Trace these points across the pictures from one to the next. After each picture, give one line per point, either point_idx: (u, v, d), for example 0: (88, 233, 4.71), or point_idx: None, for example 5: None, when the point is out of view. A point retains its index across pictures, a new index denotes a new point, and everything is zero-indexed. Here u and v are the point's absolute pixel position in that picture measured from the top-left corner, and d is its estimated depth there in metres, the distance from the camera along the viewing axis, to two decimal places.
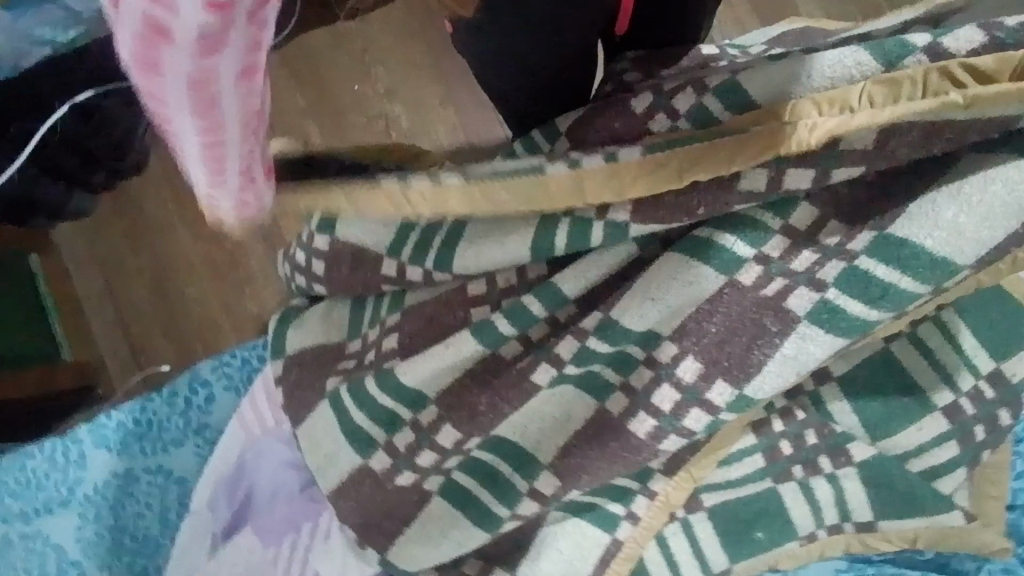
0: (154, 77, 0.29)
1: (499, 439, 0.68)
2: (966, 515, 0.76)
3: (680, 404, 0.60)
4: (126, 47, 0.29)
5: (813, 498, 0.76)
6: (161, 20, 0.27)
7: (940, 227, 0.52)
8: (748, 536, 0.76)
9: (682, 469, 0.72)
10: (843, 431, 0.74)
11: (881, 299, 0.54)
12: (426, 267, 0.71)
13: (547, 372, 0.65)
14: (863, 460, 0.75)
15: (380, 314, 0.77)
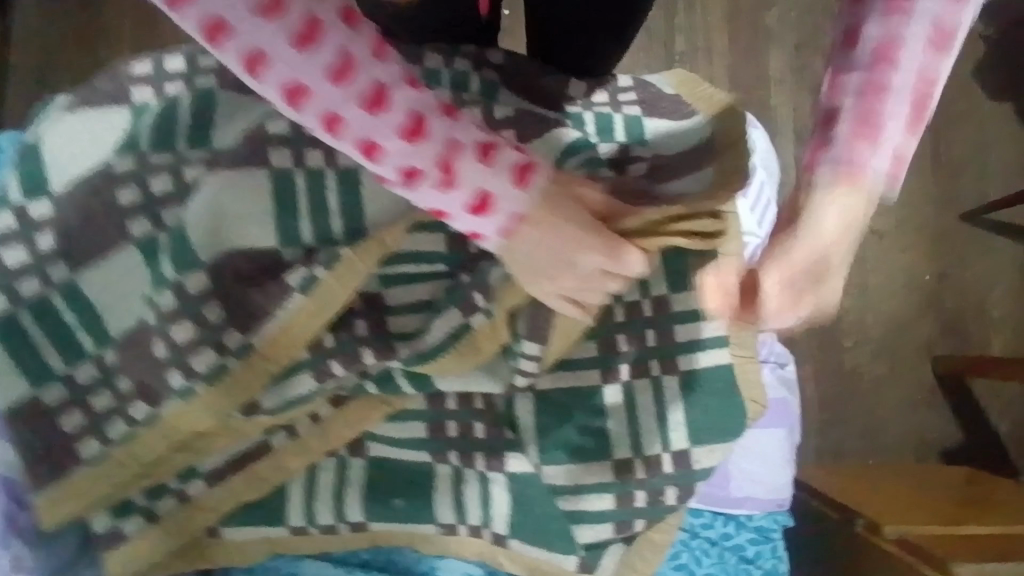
0: (380, 157, 0.39)
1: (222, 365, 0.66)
2: (584, 564, 0.76)
3: (365, 337, 0.70)
4: (352, 114, 0.38)
5: (460, 492, 0.76)
6: (304, 81, 0.36)
7: (664, 397, 0.77)
8: (386, 501, 0.77)
9: (353, 399, 0.76)
10: (511, 438, 0.76)
11: (563, 405, 0.77)
12: (206, 117, 0.71)
13: (308, 383, 0.70)
14: (514, 472, 0.75)
15: (168, 141, 0.70)
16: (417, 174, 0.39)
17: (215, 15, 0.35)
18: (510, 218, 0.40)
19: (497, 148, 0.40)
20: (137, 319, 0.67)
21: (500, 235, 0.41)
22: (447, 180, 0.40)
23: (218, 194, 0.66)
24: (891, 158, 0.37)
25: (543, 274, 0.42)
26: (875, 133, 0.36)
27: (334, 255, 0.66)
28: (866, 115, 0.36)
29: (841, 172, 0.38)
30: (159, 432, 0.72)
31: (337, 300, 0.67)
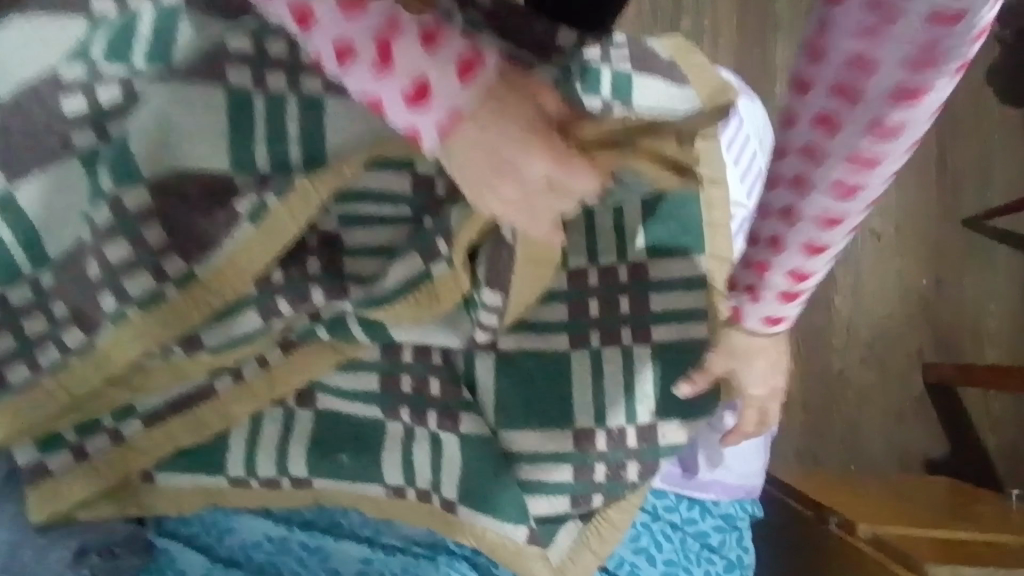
0: (316, 31, 0.37)
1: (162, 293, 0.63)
2: (533, 538, 0.71)
3: (315, 277, 0.66)
4: None
5: (409, 452, 0.72)
6: None
7: (633, 366, 0.72)
8: (332, 456, 0.73)
9: (303, 347, 0.71)
10: (467, 398, 0.72)
11: (526, 367, 0.73)
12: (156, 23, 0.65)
13: (253, 321, 0.66)
14: (467, 433, 0.72)
15: (116, 47, 0.64)
16: (353, 54, 0.37)
17: None
18: (444, 112, 0.36)
19: (443, 36, 0.36)
20: (74, 238, 0.63)
21: (436, 134, 0.36)
22: (383, 63, 0.36)
23: (168, 104, 0.62)
24: (817, 218, 0.49)
25: (482, 184, 0.37)
26: (798, 219, 0.50)
27: (287, 182, 0.63)
28: (810, 151, 0.47)
29: (784, 206, 0.50)
30: (92, 363, 0.66)
31: (288, 232, 0.64)
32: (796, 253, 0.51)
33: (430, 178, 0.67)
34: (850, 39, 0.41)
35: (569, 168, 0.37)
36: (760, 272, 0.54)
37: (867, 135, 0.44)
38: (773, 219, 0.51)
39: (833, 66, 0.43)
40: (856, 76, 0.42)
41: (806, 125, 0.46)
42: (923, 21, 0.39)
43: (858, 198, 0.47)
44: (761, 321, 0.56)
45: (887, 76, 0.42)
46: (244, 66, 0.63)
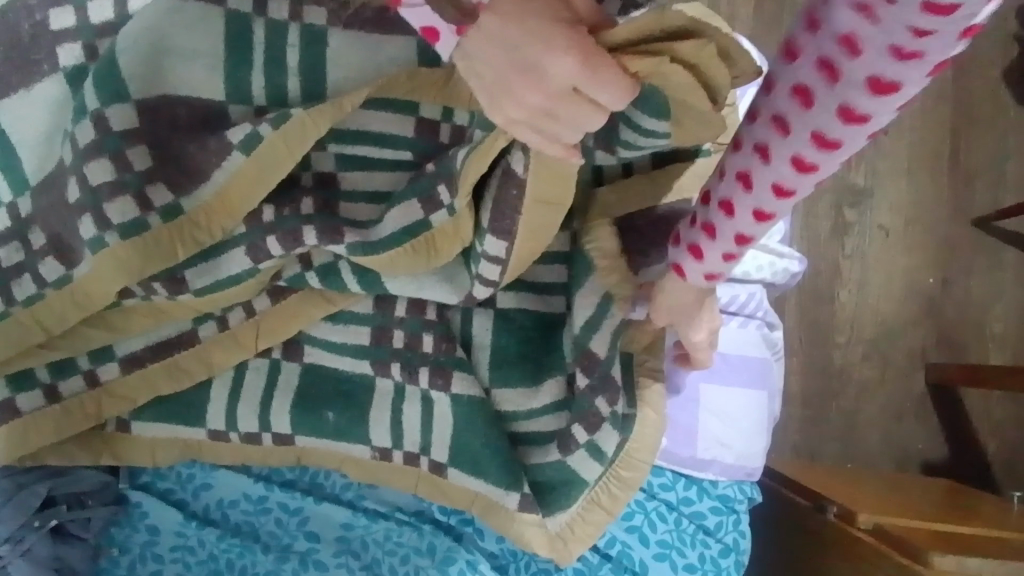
0: None
1: (144, 223, 0.59)
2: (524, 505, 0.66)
3: (309, 216, 0.62)
4: None
5: (398, 411, 0.69)
6: None
7: None
8: (317, 412, 0.69)
9: (293, 293, 0.68)
10: (458, 357, 0.69)
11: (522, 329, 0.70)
12: None
13: (242, 262, 0.63)
14: (458, 393, 0.68)
15: None
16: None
17: None
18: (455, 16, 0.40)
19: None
20: (57, 159, 0.60)
21: (454, 33, 0.41)
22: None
23: (162, 23, 0.58)
24: (770, 186, 0.44)
25: (505, 90, 0.39)
26: (787, 132, 0.41)
27: (284, 112, 0.59)
28: (797, 94, 0.39)
29: (740, 172, 0.45)
30: (67, 295, 0.62)
31: (280, 165, 0.60)
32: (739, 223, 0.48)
33: (434, 123, 0.65)
34: (848, 10, 0.34)
35: (598, 77, 0.38)
36: (707, 226, 0.51)
37: (834, 118, 0.38)
38: (729, 181, 0.47)
39: (826, 33, 0.36)
40: (843, 53, 0.36)
41: (785, 92, 0.40)
42: (915, 13, 0.32)
43: (834, 153, 0.40)
44: (701, 277, 0.55)
45: (870, 62, 0.35)
46: None
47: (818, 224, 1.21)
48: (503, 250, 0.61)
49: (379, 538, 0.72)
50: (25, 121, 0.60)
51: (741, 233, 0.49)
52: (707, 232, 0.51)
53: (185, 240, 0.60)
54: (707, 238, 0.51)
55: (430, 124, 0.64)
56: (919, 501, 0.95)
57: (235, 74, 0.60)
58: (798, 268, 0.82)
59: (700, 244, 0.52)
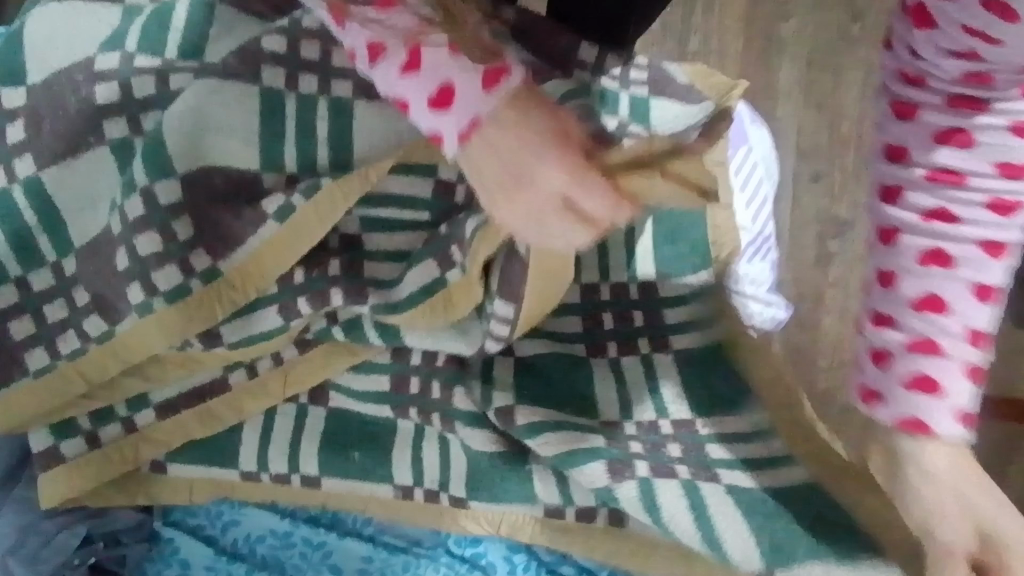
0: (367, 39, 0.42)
1: (187, 289, 0.63)
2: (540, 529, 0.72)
3: (338, 279, 0.67)
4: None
5: (418, 454, 0.74)
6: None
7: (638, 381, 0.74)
8: (344, 453, 0.74)
9: (319, 344, 0.73)
10: (468, 408, 0.73)
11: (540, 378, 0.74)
12: (195, 26, 0.66)
13: (273, 319, 0.67)
14: (466, 440, 0.73)
15: (156, 46, 0.65)
16: (384, 53, 0.41)
17: None
18: (468, 115, 0.39)
19: (475, 46, 0.41)
20: (103, 226, 0.64)
21: (456, 138, 0.40)
22: (411, 64, 0.41)
23: (202, 101, 0.62)
24: (983, 244, 0.52)
25: (506, 197, 0.41)
26: (965, 181, 0.51)
27: (315, 183, 0.64)
28: (947, 169, 0.51)
29: (936, 254, 0.53)
30: (112, 352, 0.67)
31: (312, 233, 0.65)
32: (963, 329, 0.53)
33: (451, 187, 0.69)
34: (951, 61, 0.50)
35: (586, 183, 0.39)
36: (918, 335, 0.54)
37: (1004, 141, 0.50)
38: (924, 271, 0.53)
39: (936, 89, 0.51)
40: (972, 85, 0.51)
41: (923, 186, 0.52)
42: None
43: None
44: (957, 413, 0.54)
45: (998, 88, 0.50)
46: (278, 68, 0.64)
47: (802, 254, 1.28)
48: (511, 309, 0.66)
49: (399, 569, 0.75)
50: (71, 190, 0.64)
51: (970, 352, 0.53)
52: (925, 391, 0.54)
53: (223, 302, 0.65)
54: (927, 402, 0.54)
55: (446, 188, 0.69)
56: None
57: (268, 147, 0.64)
58: (782, 313, 0.88)
59: (897, 357, 0.54)
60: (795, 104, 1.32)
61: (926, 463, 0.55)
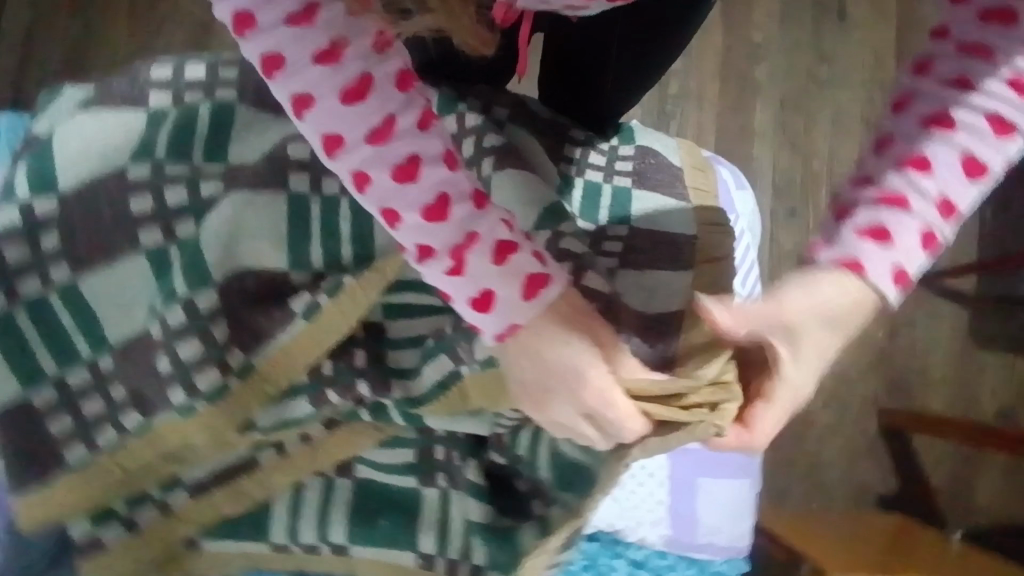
0: (413, 238, 0.47)
1: (225, 390, 0.68)
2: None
3: (365, 367, 0.71)
4: (402, 198, 0.45)
5: (441, 525, 0.78)
6: (369, 164, 0.45)
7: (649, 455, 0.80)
8: (371, 522, 0.78)
9: (345, 425, 0.76)
10: (473, 482, 0.78)
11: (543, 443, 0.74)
12: (223, 132, 0.70)
13: (303, 409, 0.70)
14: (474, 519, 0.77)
15: (188, 150, 0.69)
16: (431, 253, 0.46)
17: (307, 95, 0.44)
18: (508, 321, 0.47)
19: (515, 253, 0.47)
20: (140, 329, 0.68)
21: (495, 335, 0.48)
22: (456, 270, 0.46)
23: (238, 214, 0.67)
24: (986, 118, 0.46)
25: (532, 397, 0.51)
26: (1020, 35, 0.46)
27: (338, 283, 0.67)
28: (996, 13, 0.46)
29: (937, 115, 0.47)
30: (151, 444, 0.70)
31: (338, 328, 0.68)
32: (926, 214, 0.47)
33: None
34: None
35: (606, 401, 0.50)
36: (896, 202, 0.47)
37: None
38: (909, 134, 0.48)
39: None
40: None
41: (953, 55, 0.47)
42: None
43: None
44: (890, 271, 0.47)
45: None
46: (304, 173, 0.68)
47: None
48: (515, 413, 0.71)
49: None
50: (108, 295, 0.67)
51: (919, 255, 0.47)
52: (877, 239, 0.47)
53: (255, 396, 0.69)
54: (874, 249, 0.47)
55: None
56: (863, 539, 1.07)
57: (296, 250, 0.68)
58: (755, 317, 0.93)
59: (864, 209, 0.48)
60: (770, 143, 1.38)
61: (845, 297, 0.48)
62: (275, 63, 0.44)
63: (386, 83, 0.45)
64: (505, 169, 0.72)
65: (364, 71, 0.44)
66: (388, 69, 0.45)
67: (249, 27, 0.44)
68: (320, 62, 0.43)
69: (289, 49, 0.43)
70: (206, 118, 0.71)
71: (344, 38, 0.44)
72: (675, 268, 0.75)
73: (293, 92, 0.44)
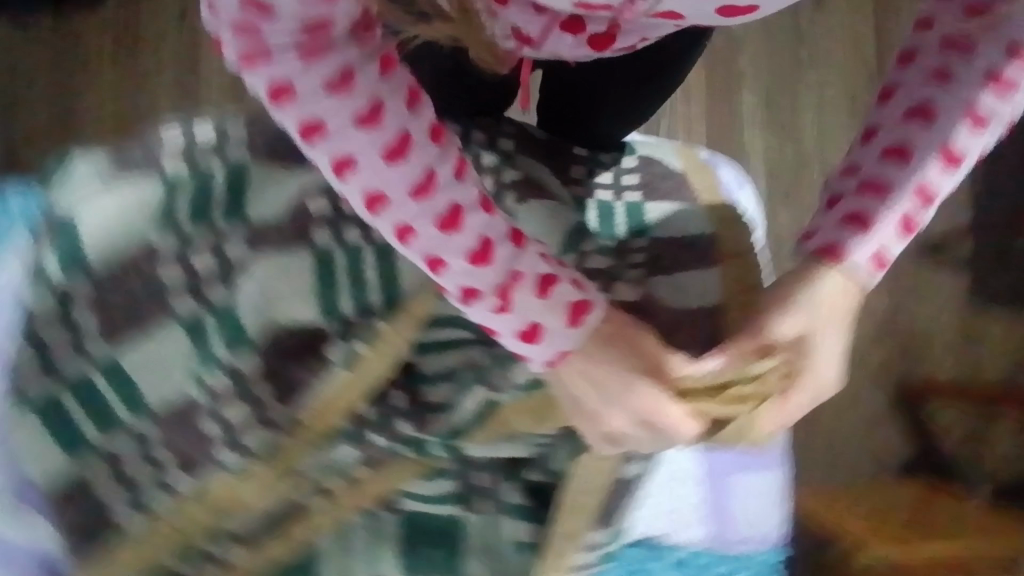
0: (459, 282, 0.48)
1: (276, 445, 0.71)
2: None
3: (403, 407, 0.73)
4: (447, 246, 0.47)
5: (489, 546, 0.80)
6: (413, 217, 0.46)
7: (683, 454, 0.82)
8: (419, 550, 0.79)
9: (385, 464, 0.75)
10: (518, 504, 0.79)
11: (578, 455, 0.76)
12: (241, 194, 0.72)
13: (350, 452, 0.74)
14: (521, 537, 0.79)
15: (211, 217, 0.71)
16: (477, 295, 0.48)
17: (349, 157, 0.45)
18: (557, 350, 0.50)
19: (557, 285, 0.49)
20: (183, 396, 0.70)
21: (545, 363, 0.51)
22: (504, 308, 0.48)
23: (271, 276, 0.70)
24: (965, 113, 0.51)
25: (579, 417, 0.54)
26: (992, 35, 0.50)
27: (373, 330, 0.70)
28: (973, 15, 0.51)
29: (917, 109, 0.52)
30: (203, 503, 0.72)
31: (377, 373, 0.70)
32: (907, 203, 0.52)
33: None
34: None
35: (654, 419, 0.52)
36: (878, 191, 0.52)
37: None
38: (894, 128, 0.53)
39: None
40: None
41: (936, 49, 0.52)
42: None
43: None
44: (870, 259, 0.53)
45: None
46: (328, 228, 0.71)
47: None
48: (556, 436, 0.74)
49: None
50: (150, 365, 0.70)
51: (896, 242, 0.53)
52: (859, 228, 0.52)
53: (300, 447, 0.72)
54: (855, 235, 0.53)
55: None
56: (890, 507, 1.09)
57: (326, 301, 0.70)
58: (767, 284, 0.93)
59: (847, 196, 0.53)
60: (761, 128, 1.39)
61: (834, 293, 0.54)
62: (317, 131, 0.44)
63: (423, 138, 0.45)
64: (529, 202, 0.75)
65: (402, 129, 0.44)
66: (422, 125, 0.45)
67: (286, 97, 0.43)
68: (360, 124, 0.44)
69: (328, 114, 0.44)
70: (223, 182, 0.72)
71: (381, 99, 0.44)
72: (703, 266, 0.77)
73: (334, 156, 0.45)
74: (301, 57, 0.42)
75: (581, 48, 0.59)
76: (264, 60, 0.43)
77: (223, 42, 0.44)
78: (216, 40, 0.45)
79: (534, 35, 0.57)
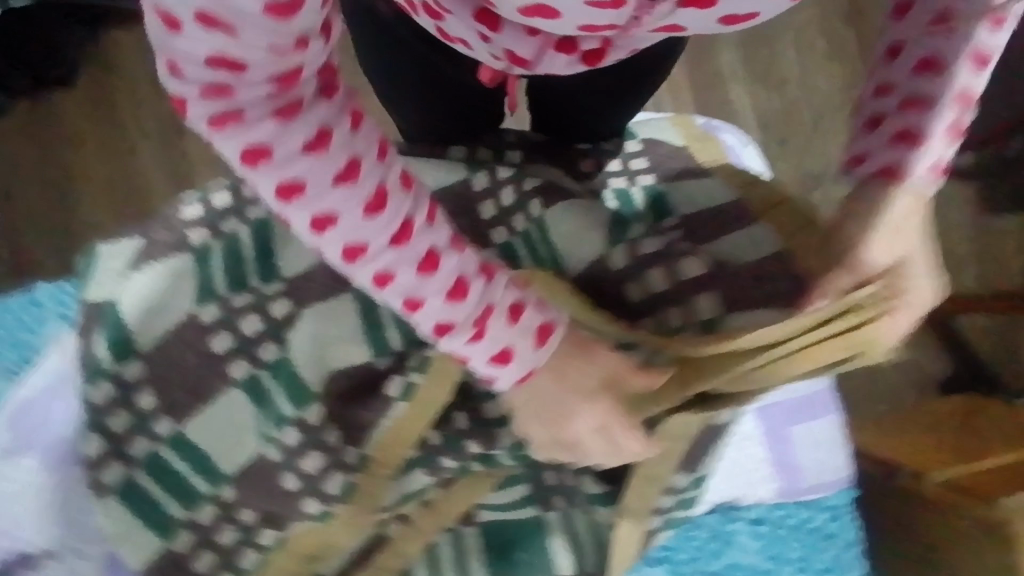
0: (431, 319, 0.47)
1: (353, 485, 0.72)
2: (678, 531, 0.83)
3: (467, 426, 0.73)
4: (425, 289, 0.45)
5: (574, 541, 0.81)
6: (392, 266, 0.44)
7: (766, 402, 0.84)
8: (508, 558, 0.81)
9: (459, 480, 0.78)
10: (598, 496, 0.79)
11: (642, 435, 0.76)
12: (268, 249, 0.73)
13: (423, 478, 0.74)
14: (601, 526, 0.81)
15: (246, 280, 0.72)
16: (450, 329, 0.47)
17: (325, 214, 0.41)
18: (527, 369, 0.51)
19: (525, 313, 0.49)
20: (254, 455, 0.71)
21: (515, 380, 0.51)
22: (478, 338, 0.48)
23: (319, 325, 0.71)
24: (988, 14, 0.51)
25: (543, 420, 0.54)
26: None
27: (426, 357, 0.70)
28: None
29: (936, 19, 0.52)
30: (290, 552, 0.74)
31: (435, 401, 0.69)
32: (949, 110, 0.53)
33: None
34: None
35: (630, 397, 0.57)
36: (918, 107, 0.54)
37: None
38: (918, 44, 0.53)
39: None
40: None
41: None
42: None
43: None
44: (926, 169, 0.56)
45: None
46: None
47: None
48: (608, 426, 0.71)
49: None
50: (217, 431, 0.71)
51: (946, 147, 0.55)
52: (911, 143, 0.55)
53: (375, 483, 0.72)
54: (910, 151, 0.55)
55: None
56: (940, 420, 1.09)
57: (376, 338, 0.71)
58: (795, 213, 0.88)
59: (891, 116, 0.55)
60: (744, 79, 1.39)
61: (897, 213, 0.57)
62: (295, 192, 0.40)
63: (399, 187, 0.42)
64: (556, 205, 0.77)
65: (382, 182, 0.41)
66: (395, 174, 0.42)
67: (263, 160, 0.39)
68: (338, 181, 0.40)
69: (300, 171, 0.39)
70: (250, 242, 0.73)
71: (356, 155, 0.40)
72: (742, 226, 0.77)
73: (309, 214, 0.41)
74: (274, 115, 0.38)
75: (577, 66, 0.57)
76: (237, 122, 0.38)
77: (183, 101, 0.37)
78: (171, 95, 0.38)
79: (526, 56, 0.55)
